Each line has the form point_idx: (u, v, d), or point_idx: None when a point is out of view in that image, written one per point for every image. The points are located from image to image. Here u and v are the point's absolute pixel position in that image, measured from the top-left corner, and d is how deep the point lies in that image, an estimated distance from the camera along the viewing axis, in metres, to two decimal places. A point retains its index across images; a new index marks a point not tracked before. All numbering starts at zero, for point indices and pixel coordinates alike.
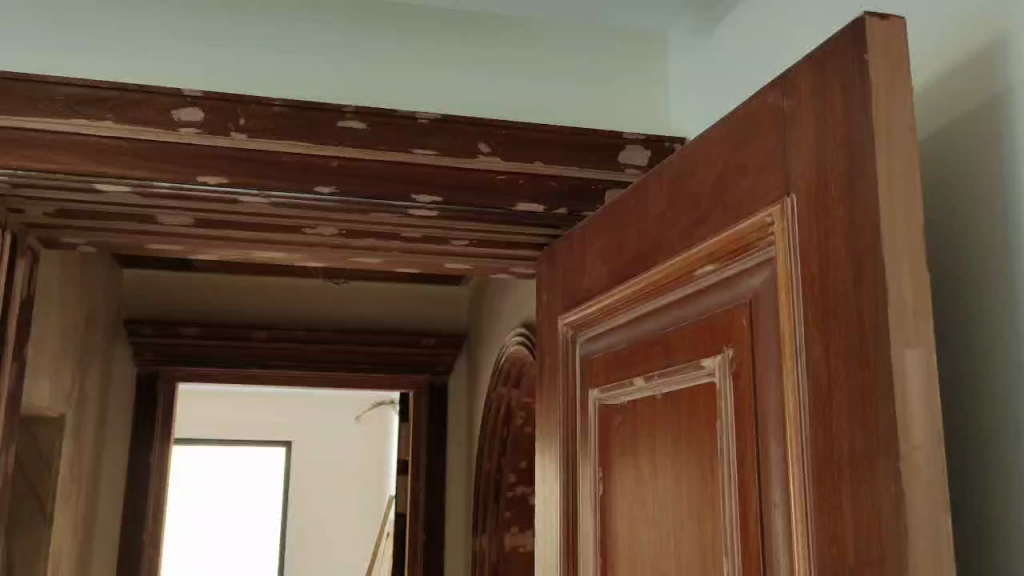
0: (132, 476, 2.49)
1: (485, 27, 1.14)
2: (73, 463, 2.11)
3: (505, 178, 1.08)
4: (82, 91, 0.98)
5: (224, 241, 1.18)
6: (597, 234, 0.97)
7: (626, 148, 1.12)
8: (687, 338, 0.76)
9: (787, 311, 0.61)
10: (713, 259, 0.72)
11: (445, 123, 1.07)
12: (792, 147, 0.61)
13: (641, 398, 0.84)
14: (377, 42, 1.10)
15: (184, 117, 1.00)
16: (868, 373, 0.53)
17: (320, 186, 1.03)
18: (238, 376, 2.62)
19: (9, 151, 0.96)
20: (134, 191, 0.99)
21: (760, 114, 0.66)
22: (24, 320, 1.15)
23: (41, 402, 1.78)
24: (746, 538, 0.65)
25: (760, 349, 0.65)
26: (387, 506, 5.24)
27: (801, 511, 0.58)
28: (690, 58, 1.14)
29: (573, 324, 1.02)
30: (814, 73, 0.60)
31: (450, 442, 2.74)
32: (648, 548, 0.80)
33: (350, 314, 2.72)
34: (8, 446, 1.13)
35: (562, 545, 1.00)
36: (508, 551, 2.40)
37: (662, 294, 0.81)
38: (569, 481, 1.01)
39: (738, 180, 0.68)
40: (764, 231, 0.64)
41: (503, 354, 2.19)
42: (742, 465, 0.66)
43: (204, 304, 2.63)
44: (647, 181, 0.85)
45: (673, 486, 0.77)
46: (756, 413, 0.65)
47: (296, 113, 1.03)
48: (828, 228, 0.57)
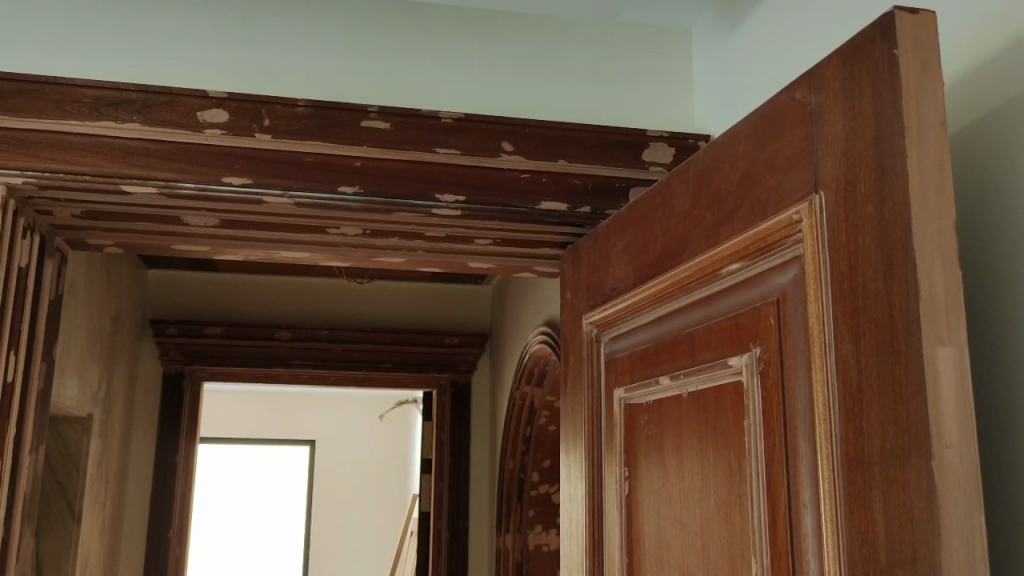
0: (158, 476, 2.49)
1: (506, 26, 1.14)
2: (101, 462, 2.13)
3: (528, 177, 1.08)
4: (109, 93, 0.99)
5: (249, 241, 1.19)
6: (622, 233, 0.96)
7: (650, 146, 1.11)
8: (713, 337, 0.76)
9: (816, 309, 0.60)
10: (741, 256, 0.71)
11: (468, 122, 1.07)
12: (820, 142, 0.61)
13: (668, 398, 0.84)
14: (398, 43, 1.10)
15: (209, 118, 1.00)
16: (899, 373, 0.52)
17: (343, 186, 1.03)
18: (262, 375, 2.64)
19: (39, 153, 0.97)
20: (159, 193, 1.00)
21: (787, 110, 0.65)
22: (52, 320, 1.16)
23: (69, 402, 1.79)
24: (776, 538, 0.64)
25: (789, 347, 0.64)
26: (411, 505, 5.26)
27: (831, 512, 0.57)
28: (713, 55, 1.13)
29: (598, 322, 1.02)
30: (842, 67, 0.59)
31: (474, 441, 2.75)
32: (675, 548, 0.80)
33: (373, 313, 2.73)
34: (38, 445, 1.14)
35: (588, 545, 1.00)
36: (531, 550, 2.39)
37: (686, 292, 0.81)
38: (595, 479, 1.00)
39: (765, 176, 0.68)
40: (792, 227, 0.64)
41: (527, 352, 2.18)
42: (770, 463, 0.66)
43: (228, 304, 2.65)
44: (673, 178, 0.84)
45: (701, 486, 0.76)
46: (784, 413, 0.64)
47: (319, 113, 1.03)
48: (858, 226, 0.57)
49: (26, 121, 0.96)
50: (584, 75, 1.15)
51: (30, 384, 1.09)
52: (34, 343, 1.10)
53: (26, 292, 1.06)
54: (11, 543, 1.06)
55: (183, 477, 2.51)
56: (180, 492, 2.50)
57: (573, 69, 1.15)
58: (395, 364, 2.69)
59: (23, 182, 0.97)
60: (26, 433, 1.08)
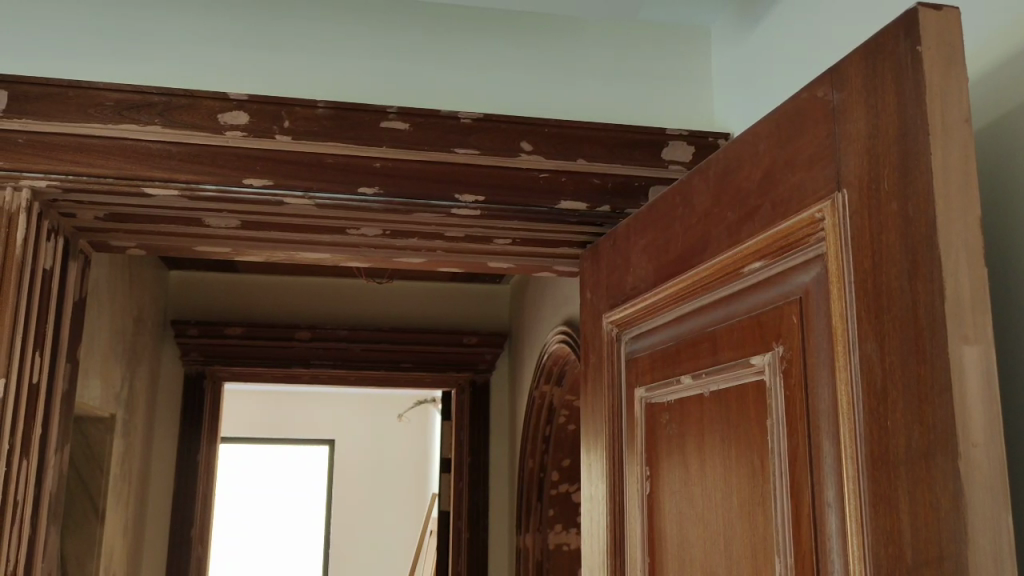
0: (180, 475, 2.51)
1: (526, 26, 1.14)
2: (124, 462, 2.15)
3: (547, 176, 1.08)
4: (131, 97, 0.99)
5: (269, 242, 1.19)
6: (642, 232, 0.96)
7: (669, 144, 1.11)
8: (735, 335, 0.75)
9: (839, 307, 0.60)
10: (763, 255, 0.71)
11: (488, 122, 1.07)
12: (842, 141, 0.61)
13: (689, 397, 0.84)
14: (418, 45, 1.11)
15: (230, 120, 1.01)
16: (923, 371, 0.52)
17: (363, 187, 1.04)
18: (282, 375, 2.65)
19: (63, 157, 0.98)
20: (182, 195, 1.01)
21: (809, 108, 0.65)
22: (77, 322, 1.17)
23: (93, 402, 1.81)
24: (799, 537, 0.64)
25: (812, 347, 0.64)
26: (431, 504, 5.28)
27: (856, 511, 0.57)
28: (733, 52, 1.12)
29: (618, 322, 1.02)
30: (864, 65, 0.59)
31: (493, 440, 2.75)
32: (697, 547, 0.80)
33: (392, 313, 2.73)
34: (63, 445, 1.15)
35: (609, 545, 1.00)
36: (552, 549, 2.40)
37: (708, 292, 0.81)
38: (615, 479, 1.00)
39: (787, 175, 0.67)
40: (815, 226, 0.64)
41: (545, 352, 2.18)
42: (794, 461, 0.65)
43: (248, 305, 2.66)
44: (693, 177, 0.84)
45: (724, 486, 0.76)
46: (807, 412, 0.64)
47: (339, 114, 1.04)
48: (881, 224, 0.56)
49: (50, 125, 0.97)
50: (604, 74, 1.15)
51: (55, 385, 1.10)
52: (60, 344, 1.11)
53: (51, 294, 1.07)
54: (39, 543, 1.07)
55: (204, 476, 2.53)
56: (202, 491, 2.53)
57: (592, 69, 1.15)
58: (414, 363, 2.70)
59: (48, 185, 0.98)
60: (52, 434, 1.09)
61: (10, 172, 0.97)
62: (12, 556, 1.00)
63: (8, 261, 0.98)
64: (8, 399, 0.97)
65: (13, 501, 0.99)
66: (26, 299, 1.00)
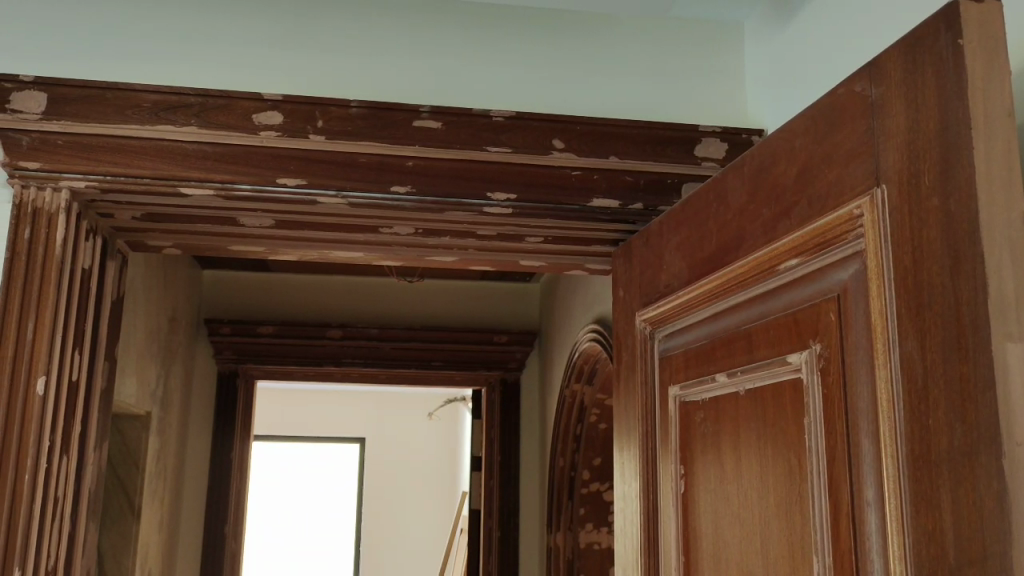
0: (214, 473, 2.54)
1: (559, 24, 1.14)
2: (159, 459, 2.17)
3: (579, 174, 1.08)
4: (168, 97, 1.00)
5: (303, 241, 1.20)
6: (676, 229, 0.96)
7: (702, 141, 1.10)
8: (772, 334, 0.75)
9: (878, 303, 0.59)
10: (800, 251, 0.70)
11: (520, 121, 1.06)
12: (880, 135, 0.60)
13: (723, 395, 0.83)
14: (450, 44, 1.11)
15: (264, 121, 1.02)
16: (966, 368, 0.51)
17: (396, 186, 1.04)
18: (314, 373, 2.67)
19: (101, 158, 0.99)
20: (217, 195, 1.02)
21: (847, 103, 0.64)
22: (114, 320, 1.19)
23: (130, 400, 1.84)
24: (837, 536, 0.63)
25: (850, 344, 0.63)
26: (461, 502, 5.30)
27: (896, 509, 0.56)
28: (766, 48, 1.11)
29: (651, 319, 1.01)
30: (904, 58, 0.58)
31: (523, 439, 2.75)
32: (734, 547, 0.79)
33: (422, 312, 2.74)
34: (102, 442, 1.17)
35: (642, 545, 1.00)
36: (583, 548, 2.39)
37: (743, 289, 0.80)
38: (649, 477, 1.00)
39: (824, 171, 0.67)
40: (853, 222, 0.63)
41: (576, 350, 2.17)
42: (832, 460, 0.65)
43: (280, 303, 2.68)
44: (727, 173, 0.84)
45: (760, 485, 0.75)
46: (846, 409, 0.63)
47: (373, 113, 1.04)
48: (921, 219, 0.56)
49: (89, 125, 0.99)
50: (637, 72, 1.15)
51: (94, 384, 1.11)
52: (98, 344, 1.13)
53: (90, 293, 1.09)
54: (78, 537, 1.09)
55: (238, 473, 2.56)
56: (236, 488, 2.55)
57: (625, 66, 1.14)
58: (445, 362, 2.70)
59: (86, 185, 1.00)
60: (91, 431, 1.11)
61: (50, 172, 0.99)
62: (53, 550, 1.01)
63: (48, 260, 1.00)
64: (48, 396, 0.98)
65: (53, 497, 1.01)
66: (65, 299, 1.02)
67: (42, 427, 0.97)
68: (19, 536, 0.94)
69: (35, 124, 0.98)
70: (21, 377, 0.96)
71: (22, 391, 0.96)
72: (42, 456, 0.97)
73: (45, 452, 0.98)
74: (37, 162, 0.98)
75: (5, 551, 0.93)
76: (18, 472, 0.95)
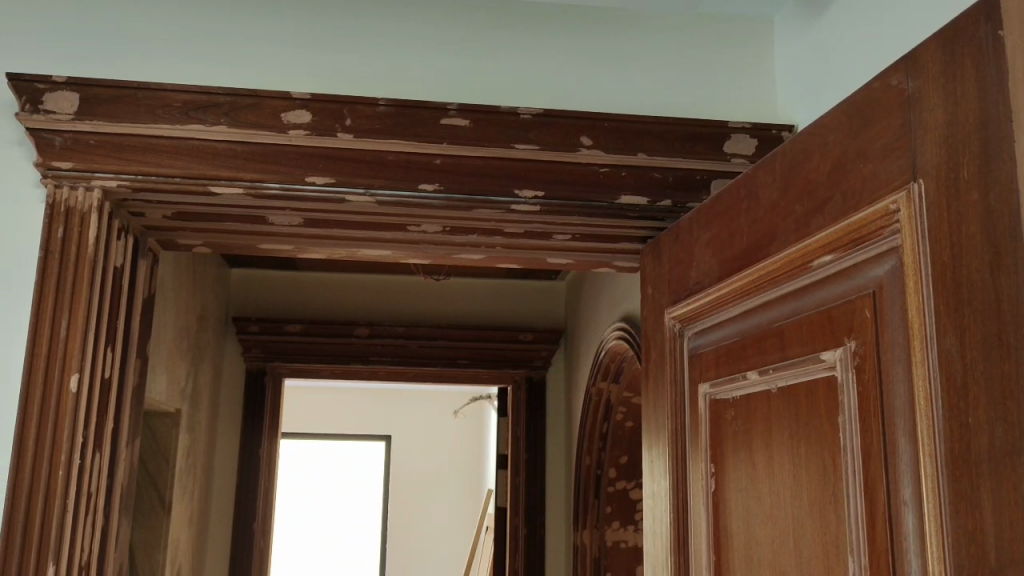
0: (243, 469, 2.56)
1: (587, 22, 1.14)
2: (189, 455, 2.19)
3: (607, 171, 1.07)
4: (198, 97, 1.01)
5: (331, 239, 1.21)
6: (707, 225, 0.95)
7: (732, 137, 1.09)
8: (804, 332, 0.74)
9: (915, 300, 0.58)
10: (834, 248, 0.69)
11: (548, 118, 1.06)
12: (918, 129, 0.59)
13: (755, 393, 0.82)
14: (478, 42, 1.11)
15: (294, 119, 1.02)
16: (1008, 367, 0.50)
17: (424, 184, 1.04)
18: (341, 371, 2.69)
19: (132, 157, 1.00)
20: (247, 194, 1.02)
21: (883, 97, 0.63)
22: (146, 318, 1.20)
23: (160, 397, 1.86)
24: (874, 537, 0.63)
25: (887, 341, 0.62)
26: (487, 500, 5.30)
27: (935, 509, 0.55)
28: (797, 42, 1.10)
29: (681, 317, 1.01)
30: (942, 51, 0.57)
31: (549, 437, 2.75)
32: (766, 547, 0.78)
33: (448, 310, 2.74)
34: (135, 438, 1.18)
35: (672, 543, 0.99)
36: (610, 546, 2.38)
37: (775, 286, 0.79)
38: (679, 476, 0.99)
39: (859, 165, 0.66)
40: (889, 217, 0.62)
41: (603, 348, 2.16)
42: (868, 459, 0.64)
43: (307, 302, 2.70)
44: (759, 169, 0.83)
45: (793, 484, 0.75)
46: (882, 407, 0.63)
47: (401, 112, 1.04)
48: (960, 215, 0.55)
49: (120, 125, 1.00)
50: (665, 69, 1.14)
51: (127, 380, 1.12)
52: (130, 342, 1.13)
53: (123, 290, 1.09)
54: (112, 533, 1.10)
55: (266, 470, 2.58)
56: (264, 484, 2.57)
57: (654, 64, 1.14)
58: (471, 359, 2.69)
59: (118, 185, 1.01)
60: (123, 428, 1.12)
61: (82, 172, 1.00)
62: (87, 544, 1.02)
63: (81, 259, 1.00)
64: (82, 392, 0.99)
65: (87, 492, 1.02)
66: (99, 297, 1.02)
67: (76, 423, 0.98)
68: (53, 532, 0.95)
69: (67, 124, 0.99)
70: (56, 374, 0.97)
71: (56, 388, 0.97)
72: (75, 453, 0.98)
73: (79, 447, 0.99)
74: (69, 162, 1.00)
75: (39, 545, 0.94)
76: (52, 468, 0.96)
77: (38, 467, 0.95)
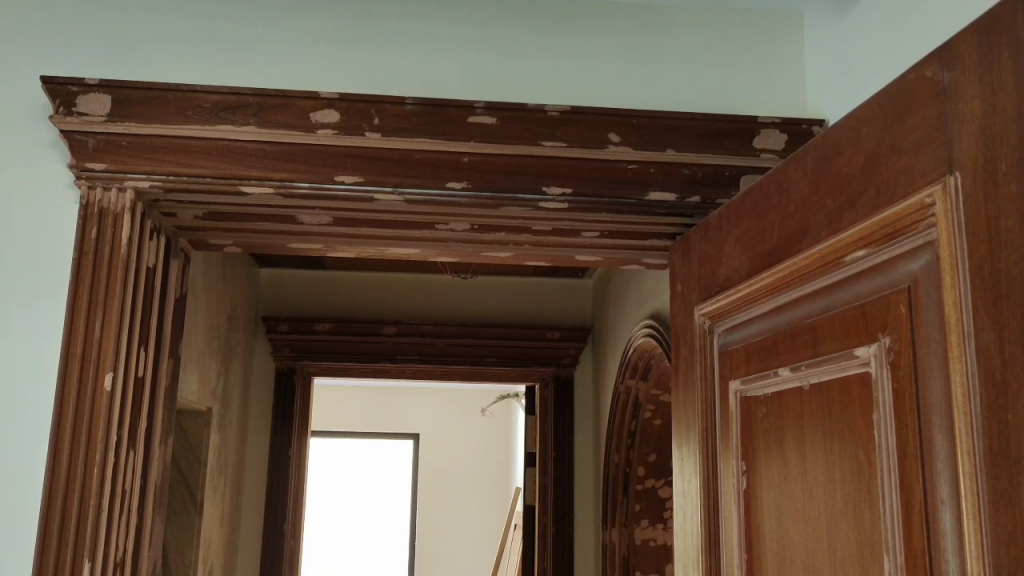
0: (273, 469, 2.58)
1: (615, 18, 1.13)
2: (220, 454, 2.21)
3: (635, 167, 1.07)
4: (228, 98, 1.02)
5: (360, 238, 1.21)
6: (736, 221, 0.94)
7: (761, 133, 1.08)
8: (838, 328, 0.73)
9: (952, 295, 0.58)
10: (868, 242, 0.69)
11: (576, 114, 1.06)
12: (954, 121, 0.58)
13: (787, 390, 0.82)
14: (506, 40, 1.11)
15: (322, 119, 1.02)
16: None
17: (452, 182, 1.04)
18: (369, 369, 2.70)
19: (163, 158, 1.01)
20: (276, 193, 1.03)
21: (917, 90, 0.62)
22: (178, 317, 1.21)
23: (191, 397, 1.88)
24: (910, 536, 0.62)
25: (922, 338, 0.62)
26: (515, 498, 5.31)
27: (973, 510, 0.54)
28: (827, 36, 1.09)
29: (711, 314, 1.00)
30: (977, 42, 0.56)
31: (578, 435, 2.74)
32: (799, 547, 0.78)
33: (475, 308, 2.75)
34: (168, 437, 1.19)
35: (703, 542, 0.98)
36: (638, 545, 2.37)
37: (807, 281, 0.79)
38: (710, 474, 0.99)
39: (893, 159, 0.65)
40: (924, 211, 0.61)
41: (631, 346, 2.15)
42: (904, 458, 0.63)
43: (336, 301, 2.72)
44: (790, 164, 0.82)
45: (827, 483, 0.74)
46: (918, 404, 0.62)
47: (428, 110, 1.04)
48: (998, 208, 0.54)
49: (151, 126, 1.01)
50: (693, 64, 1.13)
51: (159, 381, 1.13)
52: (162, 342, 1.14)
53: (155, 291, 1.10)
54: (146, 531, 1.11)
55: (296, 469, 2.60)
56: (294, 483, 2.59)
57: (682, 59, 1.13)
58: (498, 358, 2.69)
59: (150, 185, 1.02)
60: (156, 427, 1.13)
61: (115, 173, 1.01)
62: (121, 543, 1.04)
63: (114, 259, 1.02)
64: (116, 393, 1.00)
65: (121, 491, 1.03)
66: (131, 298, 1.03)
67: (110, 425, 0.99)
68: (88, 531, 0.96)
69: (100, 125, 1.00)
70: (90, 377, 0.98)
71: (90, 388, 0.98)
72: (110, 452, 0.99)
73: (113, 447, 1.00)
74: (103, 163, 1.01)
75: (75, 543, 0.96)
76: (86, 470, 0.97)
77: (73, 466, 0.97)
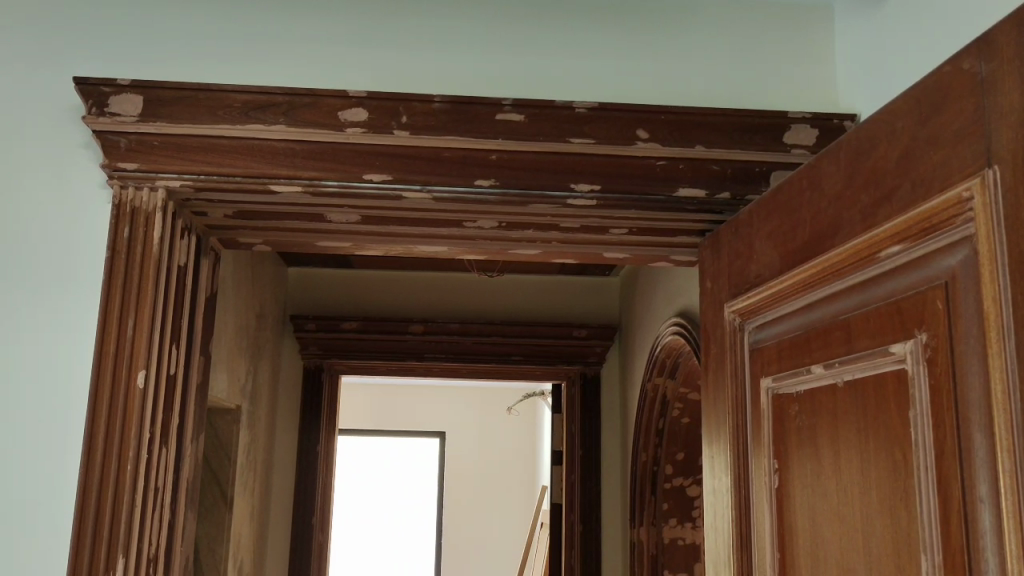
0: (302, 466, 2.59)
1: (642, 14, 1.13)
2: (249, 450, 2.23)
3: (664, 164, 1.06)
4: (259, 98, 1.02)
5: (388, 237, 1.21)
6: (768, 217, 0.93)
7: (793, 128, 1.07)
8: (872, 324, 0.72)
9: (991, 289, 0.57)
10: (903, 237, 0.68)
11: (604, 111, 1.05)
12: (992, 114, 0.57)
13: (820, 387, 0.81)
14: (532, 38, 1.11)
15: (351, 117, 1.03)
16: None
17: (480, 180, 1.04)
18: (396, 367, 2.71)
19: (194, 158, 1.02)
20: (306, 192, 1.04)
21: (954, 83, 0.61)
22: (209, 315, 1.22)
23: (220, 395, 1.89)
24: (948, 535, 0.61)
25: (960, 332, 0.61)
26: (541, 497, 5.32)
27: (1014, 508, 0.53)
28: (859, 28, 1.08)
29: (741, 311, 0.99)
30: (1016, 31, 0.55)
31: (604, 434, 2.73)
32: (833, 545, 0.77)
33: (501, 307, 2.75)
34: (199, 435, 1.20)
35: (734, 540, 0.98)
36: (667, 543, 2.36)
37: (839, 277, 0.78)
38: (740, 471, 0.98)
39: (930, 153, 0.64)
40: (961, 205, 0.60)
41: (659, 343, 2.14)
42: (941, 455, 0.62)
43: (362, 300, 2.73)
44: (823, 159, 0.81)
45: (861, 480, 0.73)
46: (955, 402, 0.61)
47: (456, 108, 1.04)
48: None
49: (182, 125, 1.02)
50: (722, 59, 1.12)
51: (190, 378, 1.14)
52: (193, 338, 1.15)
53: (186, 288, 1.11)
54: (178, 528, 1.12)
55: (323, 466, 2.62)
56: (322, 479, 2.61)
57: (711, 55, 1.12)
58: (525, 355, 2.69)
59: (182, 185, 1.03)
60: (188, 425, 1.14)
61: (146, 173, 1.02)
62: (154, 539, 1.05)
63: (146, 256, 1.02)
64: (149, 390, 1.01)
65: (154, 487, 1.04)
66: (162, 295, 1.04)
67: (143, 421, 1.00)
68: (121, 529, 0.97)
69: (133, 125, 1.01)
70: (123, 373, 0.99)
71: (123, 386, 0.99)
72: (143, 448, 1.00)
73: (146, 443, 1.01)
74: (135, 163, 1.02)
75: (108, 542, 0.97)
76: (120, 466, 0.98)
77: (107, 464, 0.98)
